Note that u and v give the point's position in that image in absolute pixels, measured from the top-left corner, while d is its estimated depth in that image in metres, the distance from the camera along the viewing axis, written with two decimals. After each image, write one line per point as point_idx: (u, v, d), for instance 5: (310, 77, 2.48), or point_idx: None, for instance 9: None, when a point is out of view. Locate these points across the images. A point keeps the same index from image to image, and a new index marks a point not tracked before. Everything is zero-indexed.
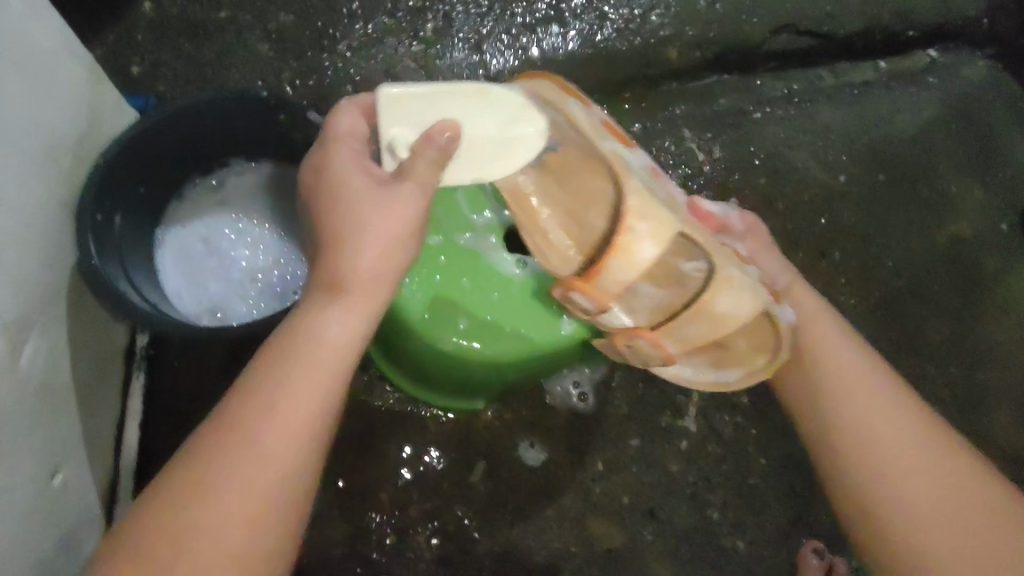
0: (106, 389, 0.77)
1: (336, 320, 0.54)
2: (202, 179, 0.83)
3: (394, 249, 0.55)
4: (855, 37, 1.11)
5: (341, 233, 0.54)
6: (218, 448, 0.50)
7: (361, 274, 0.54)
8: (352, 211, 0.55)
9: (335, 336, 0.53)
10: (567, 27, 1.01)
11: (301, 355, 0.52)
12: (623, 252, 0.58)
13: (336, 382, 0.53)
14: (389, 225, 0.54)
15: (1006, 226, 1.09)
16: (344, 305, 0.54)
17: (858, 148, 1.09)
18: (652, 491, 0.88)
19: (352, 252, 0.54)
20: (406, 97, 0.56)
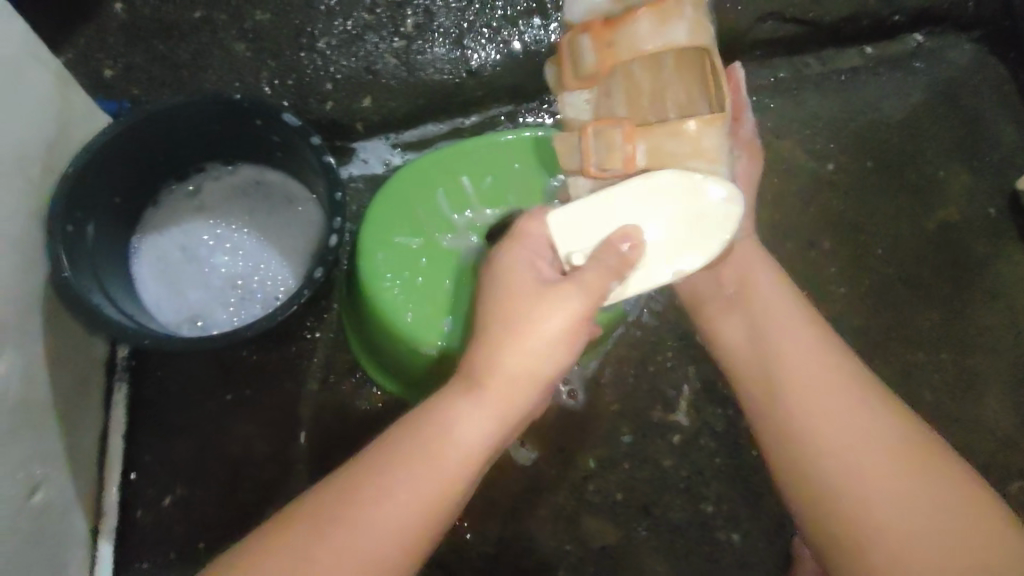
0: (87, 402, 0.76)
1: (465, 417, 0.60)
2: (178, 184, 0.81)
3: (537, 357, 0.61)
4: (842, 23, 1.10)
5: (502, 319, 0.61)
6: (352, 500, 0.55)
7: (502, 370, 0.60)
8: (514, 305, 0.61)
9: (473, 430, 0.60)
10: (550, 19, 0.98)
11: (439, 439, 0.59)
12: (659, 16, 0.62)
13: (465, 468, 0.59)
14: (547, 329, 0.61)
15: (995, 211, 1.08)
16: (487, 398, 0.60)
17: (845, 135, 1.09)
18: (645, 488, 0.87)
19: (493, 346, 0.61)
20: (583, 207, 0.66)
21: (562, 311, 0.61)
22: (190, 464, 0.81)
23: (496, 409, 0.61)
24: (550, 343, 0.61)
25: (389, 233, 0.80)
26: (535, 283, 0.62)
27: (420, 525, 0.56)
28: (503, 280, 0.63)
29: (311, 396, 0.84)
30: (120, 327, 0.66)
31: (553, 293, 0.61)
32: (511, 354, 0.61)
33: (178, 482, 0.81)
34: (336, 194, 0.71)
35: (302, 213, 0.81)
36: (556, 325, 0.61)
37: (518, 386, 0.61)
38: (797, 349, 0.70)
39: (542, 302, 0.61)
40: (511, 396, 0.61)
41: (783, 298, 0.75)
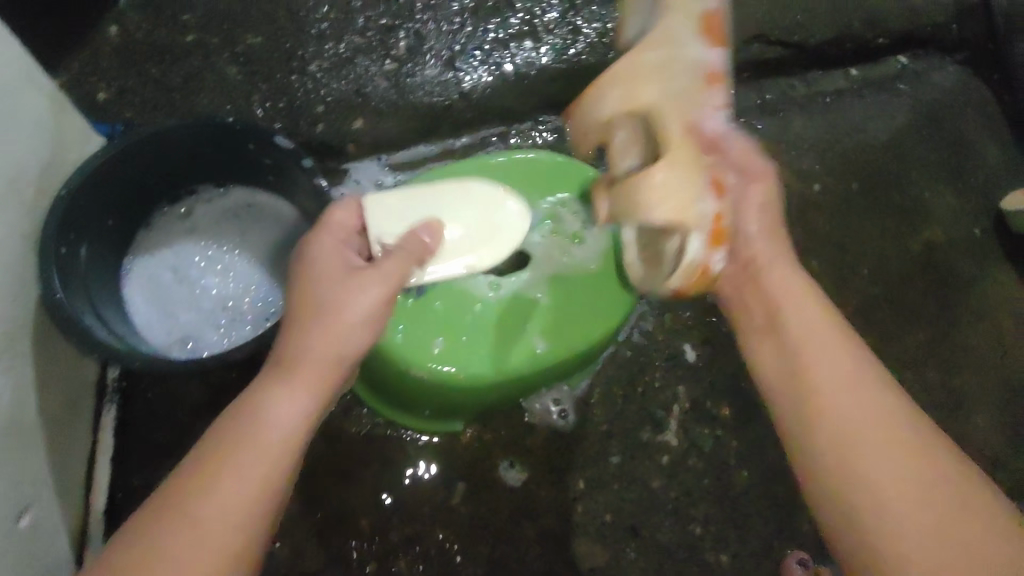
0: (76, 424, 0.76)
1: (286, 402, 0.53)
2: (169, 208, 0.82)
3: (343, 335, 0.57)
4: (827, 46, 1.12)
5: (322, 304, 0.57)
6: (171, 511, 0.48)
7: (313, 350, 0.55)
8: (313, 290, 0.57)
9: (287, 414, 0.53)
10: (540, 42, 1.01)
11: (251, 426, 0.52)
12: (597, 92, 0.66)
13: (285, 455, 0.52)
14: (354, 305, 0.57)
15: (979, 231, 1.10)
16: (295, 381, 0.55)
17: (831, 156, 1.10)
18: (634, 508, 0.87)
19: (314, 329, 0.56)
20: (392, 194, 0.69)
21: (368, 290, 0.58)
22: None
23: (311, 389, 0.55)
24: (361, 321, 0.57)
25: None
26: (337, 266, 0.59)
27: (257, 513, 0.49)
28: (314, 269, 0.59)
29: None
30: (110, 349, 0.66)
31: (353, 279, 0.58)
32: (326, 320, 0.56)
33: None
34: None
35: (293, 234, 0.82)
36: (368, 302, 0.57)
37: (327, 364, 0.56)
38: (782, 284, 0.61)
39: (346, 285, 0.57)
40: (334, 359, 0.56)
41: (788, 284, 0.61)
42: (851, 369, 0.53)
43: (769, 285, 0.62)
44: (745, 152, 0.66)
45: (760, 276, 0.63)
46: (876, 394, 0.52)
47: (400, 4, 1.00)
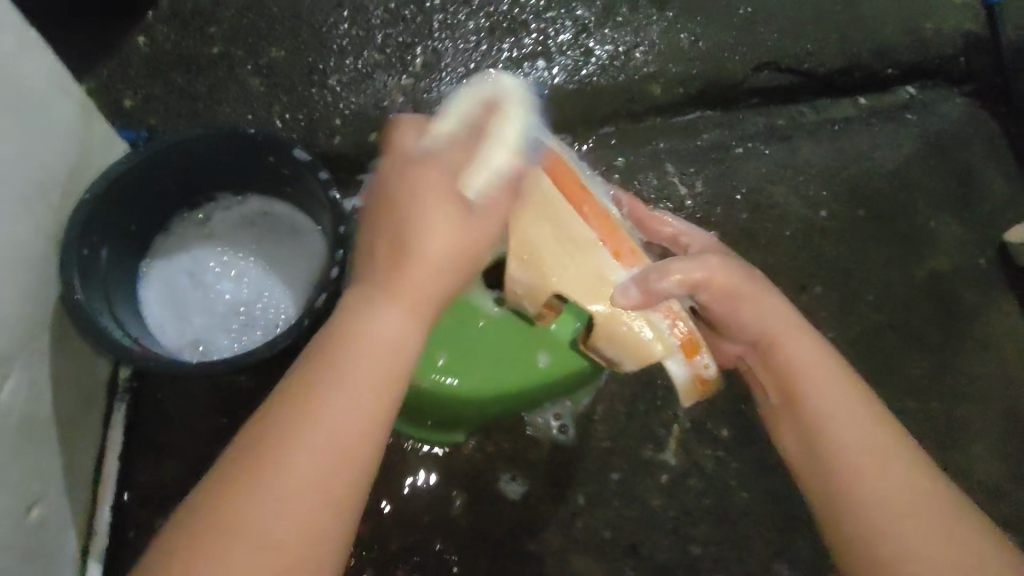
0: (87, 422, 0.77)
1: (383, 321, 0.54)
2: (189, 214, 0.81)
3: (450, 235, 0.55)
4: (836, 75, 1.16)
5: (403, 205, 0.56)
6: (261, 455, 0.49)
7: (415, 258, 0.54)
8: (403, 205, 0.56)
9: (387, 331, 0.53)
10: (552, 62, 1.08)
11: (351, 348, 0.52)
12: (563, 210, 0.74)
13: (386, 370, 0.53)
14: (445, 214, 0.55)
15: (984, 261, 1.11)
16: (395, 298, 0.54)
17: (838, 182, 1.12)
18: (634, 525, 0.88)
19: (413, 248, 0.55)
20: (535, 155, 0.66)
21: (449, 221, 0.55)
22: (183, 488, 0.82)
23: (407, 308, 0.54)
24: (443, 224, 0.55)
25: None
26: (440, 176, 0.57)
27: (355, 440, 0.50)
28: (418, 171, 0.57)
29: None
30: (128, 352, 0.67)
31: (431, 182, 0.56)
32: (414, 255, 0.54)
33: (169, 507, 0.81)
34: (339, 228, 0.73)
35: (306, 243, 0.81)
36: (452, 216, 0.56)
37: (427, 279, 0.55)
38: (802, 352, 0.69)
39: (431, 191, 0.56)
40: (422, 292, 0.55)
41: (813, 351, 0.69)
42: (848, 407, 0.66)
43: (788, 340, 0.70)
44: (707, 264, 0.68)
45: (774, 345, 0.70)
46: (867, 428, 0.64)
47: (419, 22, 1.03)
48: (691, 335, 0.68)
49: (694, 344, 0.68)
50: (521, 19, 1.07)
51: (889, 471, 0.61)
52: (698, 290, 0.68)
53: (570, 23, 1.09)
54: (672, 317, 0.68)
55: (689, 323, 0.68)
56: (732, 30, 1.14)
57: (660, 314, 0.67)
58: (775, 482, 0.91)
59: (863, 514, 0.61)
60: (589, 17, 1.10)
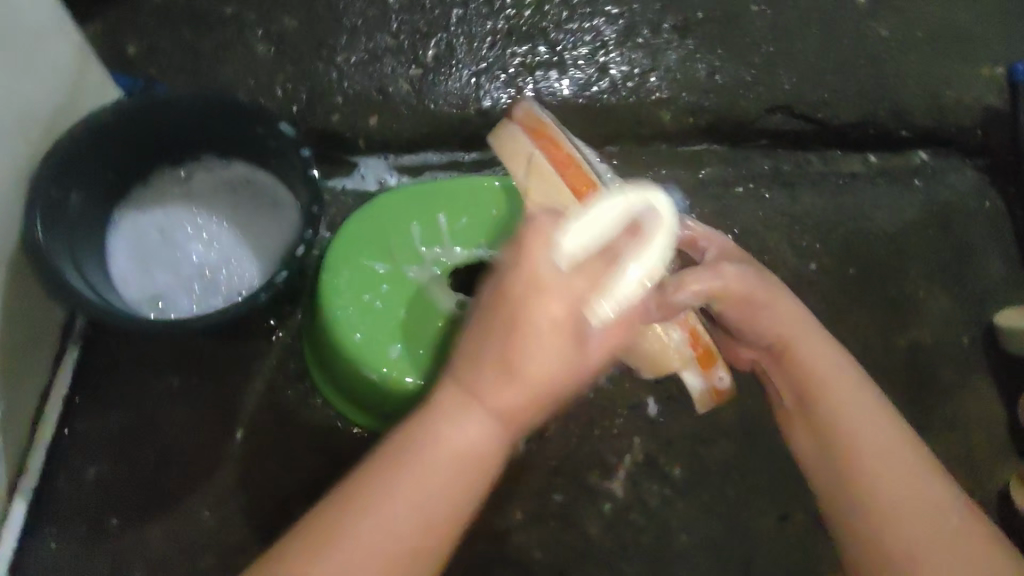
0: (35, 362, 0.76)
1: (469, 428, 0.59)
2: (171, 170, 0.81)
3: (547, 355, 0.58)
4: (850, 127, 1.14)
5: (504, 320, 0.58)
6: (345, 509, 0.58)
7: (523, 373, 0.58)
8: (507, 309, 0.59)
9: (475, 432, 0.59)
10: (564, 73, 1.07)
11: (431, 439, 0.59)
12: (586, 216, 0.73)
13: (473, 469, 0.60)
14: (547, 347, 0.58)
15: (967, 339, 1.09)
16: (489, 406, 0.59)
17: (833, 237, 1.11)
18: (567, 550, 0.87)
19: (519, 362, 0.58)
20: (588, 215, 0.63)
21: (558, 349, 0.59)
22: (120, 441, 0.80)
23: (494, 416, 0.60)
24: (549, 346, 0.58)
25: (358, 255, 0.77)
26: (547, 275, 0.58)
27: (426, 524, 0.58)
28: (516, 276, 0.58)
29: (256, 393, 0.83)
30: (81, 300, 0.65)
31: (538, 302, 0.58)
32: (523, 373, 0.58)
33: (103, 459, 0.80)
34: (313, 206, 0.70)
35: (282, 215, 0.79)
36: (554, 349, 0.58)
37: (530, 390, 0.59)
38: (815, 355, 0.75)
39: (539, 295, 0.58)
40: (516, 420, 0.60)
41: (831, 358, 0.75)
42: (867, 411, 0.71)
43: (803, 343, 0.76)
44: (724, 274, 0.75)
45: (790, 350, 0.76)
46: (885, 431, 0.70)
47: (437, 13, 1.03)
48: (705, 348, 0.76)
49: (708, 356, 0.77)
50: (540, 26, 1.07)
51: (909, 476, 0.67)
52: (715, 299, 0.76)
53: (589, 38, 1.09)
54: (688, 330, 0.75)
55: (703, 336, 0.76)
56: (752, 68, 1.12)
57: (679, 330, 0.75)
58: (715, 528, 0.90)
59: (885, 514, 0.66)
60: (609, 34, 1.09)
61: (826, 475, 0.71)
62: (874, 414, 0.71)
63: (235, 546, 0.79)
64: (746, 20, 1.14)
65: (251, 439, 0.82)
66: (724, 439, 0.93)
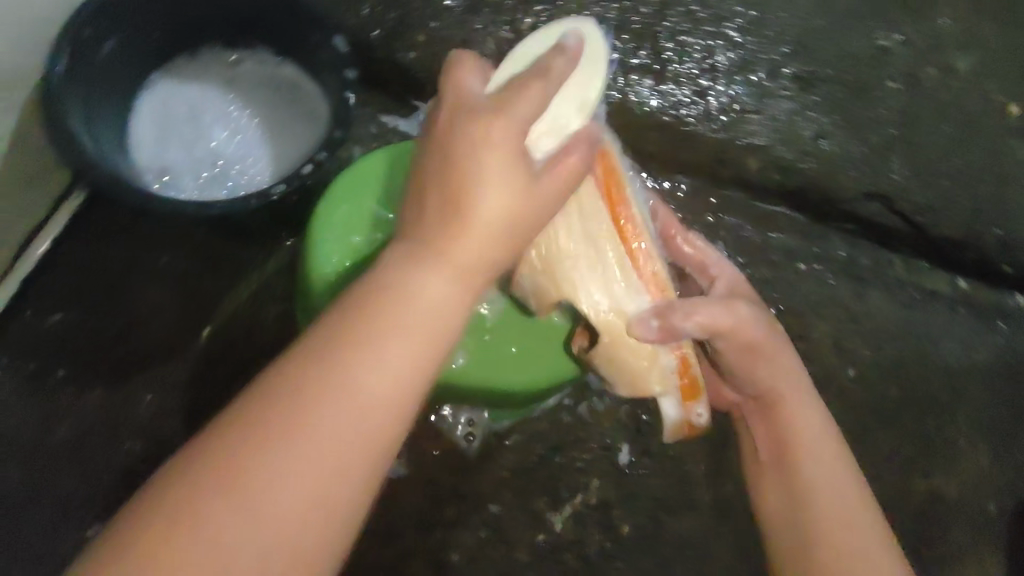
0: (36, 193, 0.76)
1: (412, 292, 0.47)
2: (222, 50, 0.79)
3: (507, 210, 0.49)
4: (948, 245, 1.02)
5: (458, 163, 0.48)
6: (217, 471, 0.41)
7: (472, 211, 0.48)
8: (455, 162, 0.48)
9: (418, 303, 0.47)
10: (661, 83, 0.99)
11: (358, 329, 0.45)
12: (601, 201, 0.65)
13: (408, 372, 0.45)
14: (503, 183, 0.49)
15: (994, 509, 0.96)
16: (434, 265, 0.48)
17: (885, 350, 1.00)
18: (486, 566, 0.81)
19: (466, 204, 0.48)
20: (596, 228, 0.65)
21: (505, 184, 0.49)
22: (91, 298, 0.80)
23: (444, 275, 0.48)
24: (497, 198, 0.48)
25: (362, 195, 0.73)
26: (511, 143, 0.49)
27: (340, 459, 0.43)
28: (472, 114, 0.49)
29: (237, 297, 0.81)
30: (76, 144, 0.63)
31: (488, 143, 0.48)
32: (469, 212, 0.48)
33: (70, 308, 0.79)
34: (335, 132, 0.68)
35: (311, 131, 0.76)
36: (500, 204, 0.49)
37: (484, 240, 0.49)
38: (808, 417, 0.70)
39: (485, 144, 0.48)
40: (467, 263, 0.48)
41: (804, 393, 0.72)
42: (840, 478, 0.66)
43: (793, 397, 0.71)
44: (732, 311, 0.68)
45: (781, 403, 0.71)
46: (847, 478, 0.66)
47: None
48: (692, 381, 0.67)
49: (694, 391, 0.68)
50: (654, 29, 0.99)
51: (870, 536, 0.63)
52: (717, 336, 0.68)
53: (699, 56, 1.00)
54: (680, 356, 0.67)
55: (693, 367, 0.67)
56: (864, 144, 1.01)
57: (670, 354, 0.66)
58: None
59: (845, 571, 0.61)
60: (722, 59, 1.00)
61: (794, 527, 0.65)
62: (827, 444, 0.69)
63: (164, 439, 0.77)
64: (876, 92, 1.03)
65: (216, 342, 0.80)
66: (687, 515, 0.86)
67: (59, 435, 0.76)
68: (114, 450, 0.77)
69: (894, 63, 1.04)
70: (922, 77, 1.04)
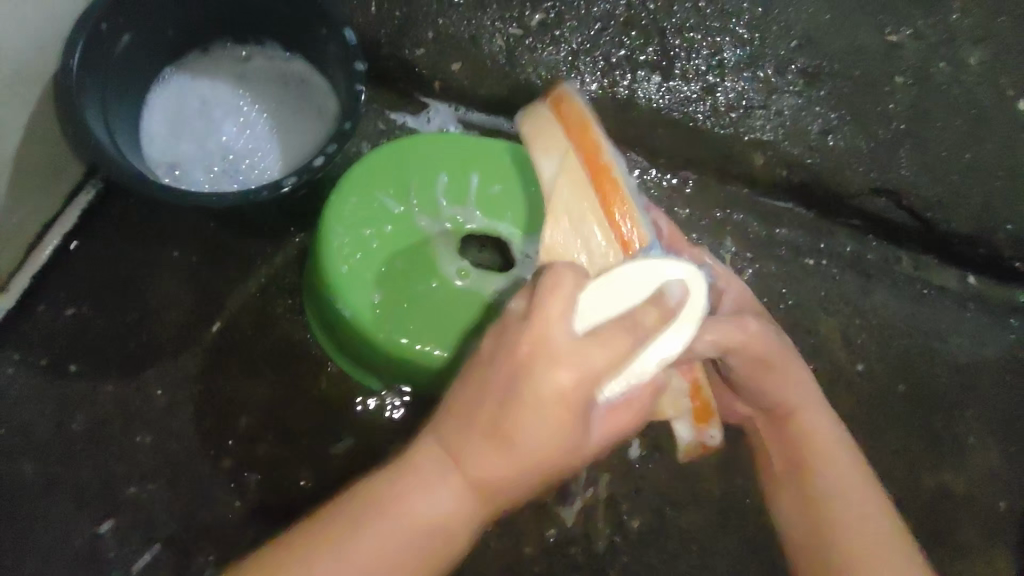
0: (49, 188, 0.77)
1: (438, 489, 0.51)
2: (233, 47, 0.79)
3: (529, 436, 0.50)
4: (956, 239, 1.01)
5: (505, 398, 0.50)
6: None
7: (515, 448, 0.50)
8: (495, 391, 0.51)
9: (424, 504, 0.51)
10: (669, 80, 0.99)
11: (380, 500, 0.51)
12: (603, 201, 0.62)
13: (419, 561, 0.50)
14: (548, 432, 0.50)
15: (1004, 505, 0.96)
16: (451, 478, 0.51)
17: (893, 345, 0.99)
18: (492, 557, 0.82)
19: (493, 456, 0.50)
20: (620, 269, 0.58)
21: (538, 420, 0.50)
22: (104, 292, 0.81)
23: (456, 489, 0.51)
24: (538, 451, 0.50)
25: (376, 185, 0.75)
26: (556, 353, 0.50)
27: None
28: (517, 347, 0.51)
29: (246, 291, 0.82)
30: (90, 138, 0.64)
31: (555, 371, 0.50)
32: (515, 436, 0.50)
33: (83, 302, 0.80)
34: (345, 124, 0.69)
35: (321, 126, 0.77)
36: (543, 445, 0.50)
37: (500, 483, 0.51)
38: (818, 428, 0.71)
39: (529, 412, 0.50)
40: (490, 475, 0.51)
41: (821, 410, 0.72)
42: (855, 489, 0.67)
43: (808, 412, 0.71)
44: (746, 329, 0.69)
45: (792, 416, 0.71)
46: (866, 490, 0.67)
47: None
48: (704, 404, 0.68)
49: (705, 413, 0.69)
50: (661, 25, 0.99)
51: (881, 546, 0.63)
52: (730, 352, 0.69)
53: (706, 53, 1.00)
54: (690, 380, 0.67)
55: (705, 390, 0.68)
56: (872, 140, 1.01)
57: (681, 378, 0.67)
58: None
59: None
60: (729, 55, 1.01)
61: (806, 535, 0.67)
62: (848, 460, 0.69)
63: (176, 431, 0.78)
64: (885, 88, 1.02)
65: (224, 335, 0.81)
66: (695, 509, 0.86)
67: (72, 428, 0.77)
68: (126, 443, 0.77)
69: (903, 58, 1.03)
70: (931, 72, 1.03)
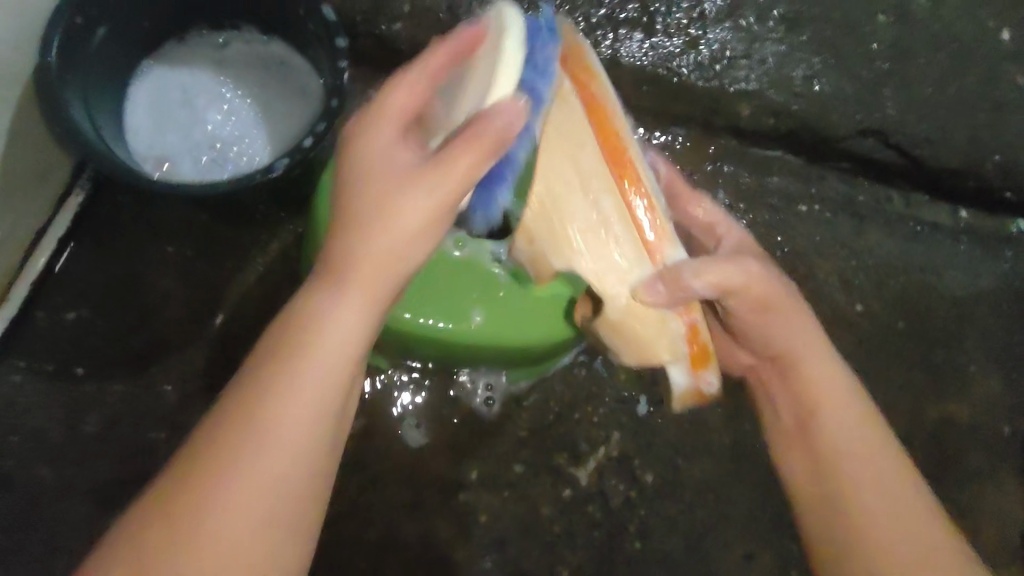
0: (37, 193, 0.76)
1: (337, 312, 0.51)
2: (209, 33, 0.78)
3: (342, 322, 0.51)
4: (945, 175, 1.02)
5: (366, 193, 0.52)
6: (207, 463, 0.48)
7: (366, 251, 0.51)
8: (364, 186, 0.52)
9: (343, 320, 0.51)
10: (650, 36, 0.98)
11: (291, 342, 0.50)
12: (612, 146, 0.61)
13: (335, 368, 0.51)
14: (363, 277, 0.51)
15: (1008, 430, 0.98)
16: (344, 283, 0.51)
17: (889, 284, 1.01)
18: (512, 521, 0.83)
19: (352, 260, 0.51)
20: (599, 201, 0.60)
21: (402, 226, 0.52)
22: (103, 293, 0.80)
23: (356, 291, 0.52)
24: (409, 237, 0.52)
25: None
26: (402, 158, 0.53)
27: (300, 448, 0.49)
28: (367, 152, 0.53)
29: (245, 281, 0.82)
30: (75, 134, 0.63)
31: (409, 178, 0.51)
32: (351, 269, 0.51)
33: (84, 305, 0.80)
34: (332, 102, 0.68)
35: (305, 107, 0.77)
36: (423, 214, 0.51)
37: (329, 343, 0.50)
38: (820, 378, 0.68)
39: (390, 182, 0.52)
40: (379, 287, 0.52)
41: (824, 353, 0.69)
42: (858, 438, 0.65)
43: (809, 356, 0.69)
44: (748, 271, 0.66)
45: (794, 361, 0.69)
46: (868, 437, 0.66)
47: None
48: (702, 349, 0.65)
49: (702, 357, 0.66)
50: None
51: (878, 506, 0.62)
52: (728, 295, 0.66)
53: (686, 6, 0.99)
54: (688, 323, 0.64)
55: (703, 333, 0.65)
56: (858, 82, 1.00)
57: (679, 321, 0.64)
58: (674, 545, 0.85)
59: (856, 538, 0.62)
60: (709, 7, 0.99)
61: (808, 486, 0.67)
62: (850, 405, 0.67)
63: (190, 423, 0.78)
64: (866, 28, 1.01)
65: (228, 326, 0.81)
66: (707, 459, 0.87)
67: (86, 429, 0.77)
68: (141, 440, 0.78)
69: None
70: (912, 9, 1.02)
